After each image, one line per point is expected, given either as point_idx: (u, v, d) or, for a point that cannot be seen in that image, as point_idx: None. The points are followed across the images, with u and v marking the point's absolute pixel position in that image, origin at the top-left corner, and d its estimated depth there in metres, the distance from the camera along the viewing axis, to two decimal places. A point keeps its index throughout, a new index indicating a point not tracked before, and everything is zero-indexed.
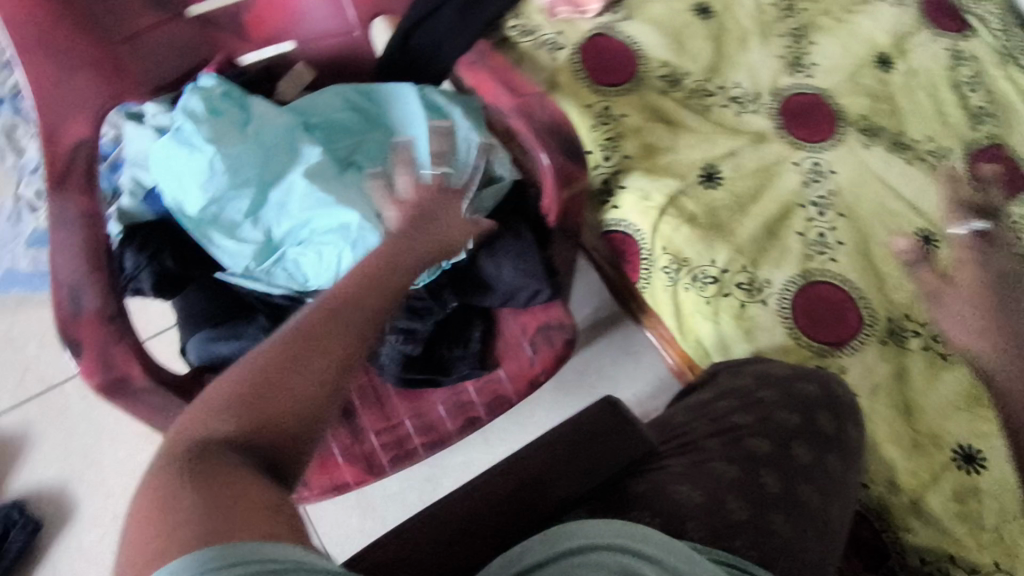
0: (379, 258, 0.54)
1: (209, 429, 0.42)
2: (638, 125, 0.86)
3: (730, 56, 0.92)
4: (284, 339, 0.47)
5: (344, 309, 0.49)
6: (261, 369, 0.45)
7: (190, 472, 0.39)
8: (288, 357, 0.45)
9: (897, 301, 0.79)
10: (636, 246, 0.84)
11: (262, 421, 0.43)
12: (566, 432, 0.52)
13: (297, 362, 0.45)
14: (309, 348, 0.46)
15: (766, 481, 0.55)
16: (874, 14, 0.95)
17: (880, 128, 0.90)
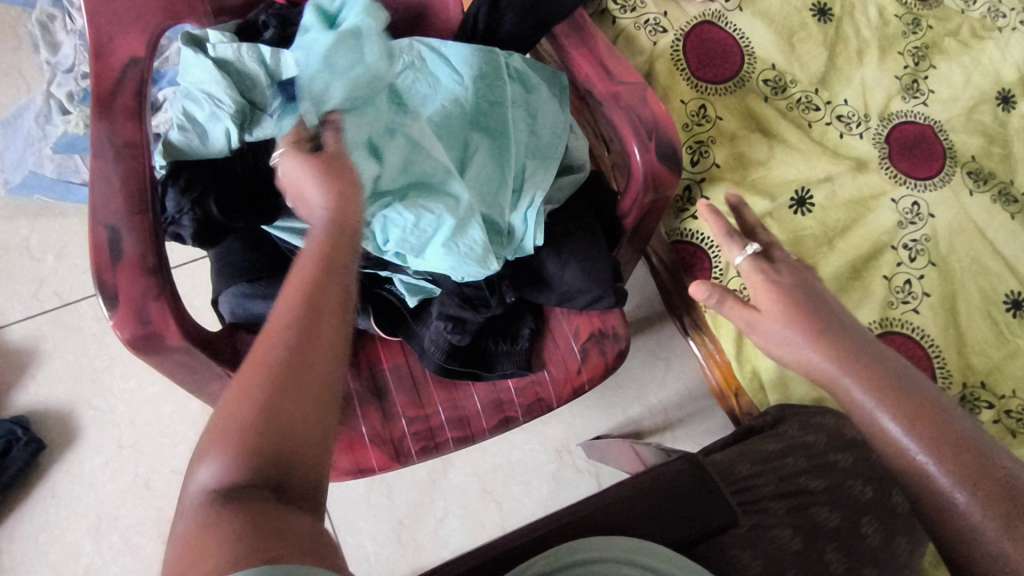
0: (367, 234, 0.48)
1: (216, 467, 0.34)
2: (731, 132, 0.81)
3: (842, 68, 0.84)
4: (277, 347, 0.38)
5: (311, 302, 0.41)
6: (264, 381, 0.37)
7: (210, 516, 0.32)
8: (288, 377, 0.37)
9: (978, 366, 0.74)
10: (707, 263, 0.79)
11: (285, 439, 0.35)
12: (652, 487, 0.50)
13: (298, 379, 0.37)
14: (301, 363, 0.38)
15: (829, 555, 0.49)
16: (1006, 45, 0.87)
17: (991, 174, 0.82)
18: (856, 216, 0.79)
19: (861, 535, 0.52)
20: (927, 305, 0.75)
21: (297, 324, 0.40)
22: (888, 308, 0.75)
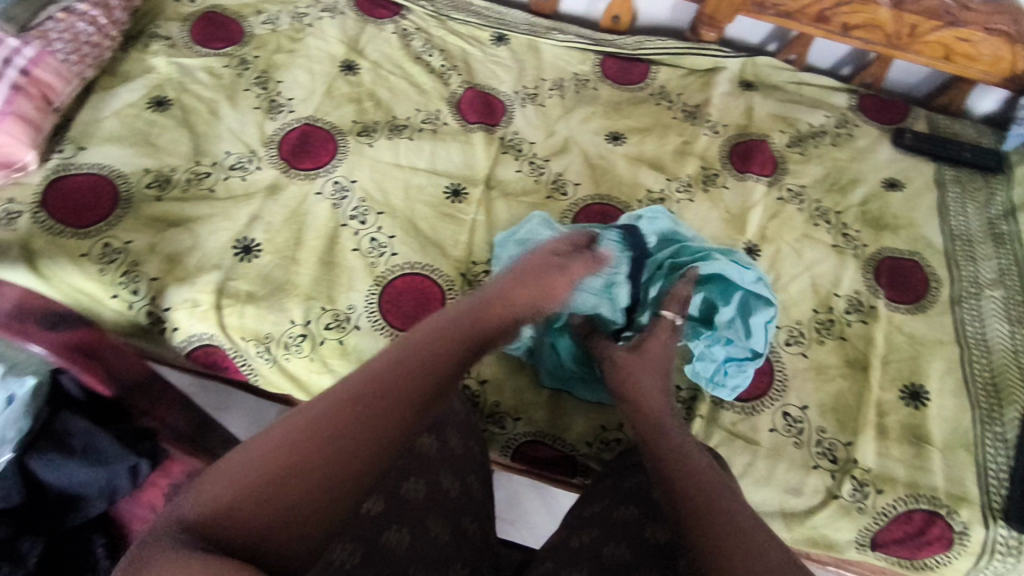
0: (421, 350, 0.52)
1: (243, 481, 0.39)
2: (147, 246, 0.80)
3: (206, 132, 0.91)
4: (341, 418, 0.43)
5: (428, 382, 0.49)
6: (274, 462, 0.40)
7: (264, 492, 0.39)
8: (285, 479, 0.39)
9: (460, 257, 0.87)
10: (222, 351, 0.79)
11: (254, 514, 0.38)
12: None
13: (308, 465, 0.40)
14: (316, 455, 0.41)
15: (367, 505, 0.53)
16: (321, 34, 1.04)
17: (374, 123, 0.96)
18: (299, 228, 0.85)
19: None
20: (398, 243, 0.86)
21: (329, 423, 0.42)
22: (373, 269, 0.84)
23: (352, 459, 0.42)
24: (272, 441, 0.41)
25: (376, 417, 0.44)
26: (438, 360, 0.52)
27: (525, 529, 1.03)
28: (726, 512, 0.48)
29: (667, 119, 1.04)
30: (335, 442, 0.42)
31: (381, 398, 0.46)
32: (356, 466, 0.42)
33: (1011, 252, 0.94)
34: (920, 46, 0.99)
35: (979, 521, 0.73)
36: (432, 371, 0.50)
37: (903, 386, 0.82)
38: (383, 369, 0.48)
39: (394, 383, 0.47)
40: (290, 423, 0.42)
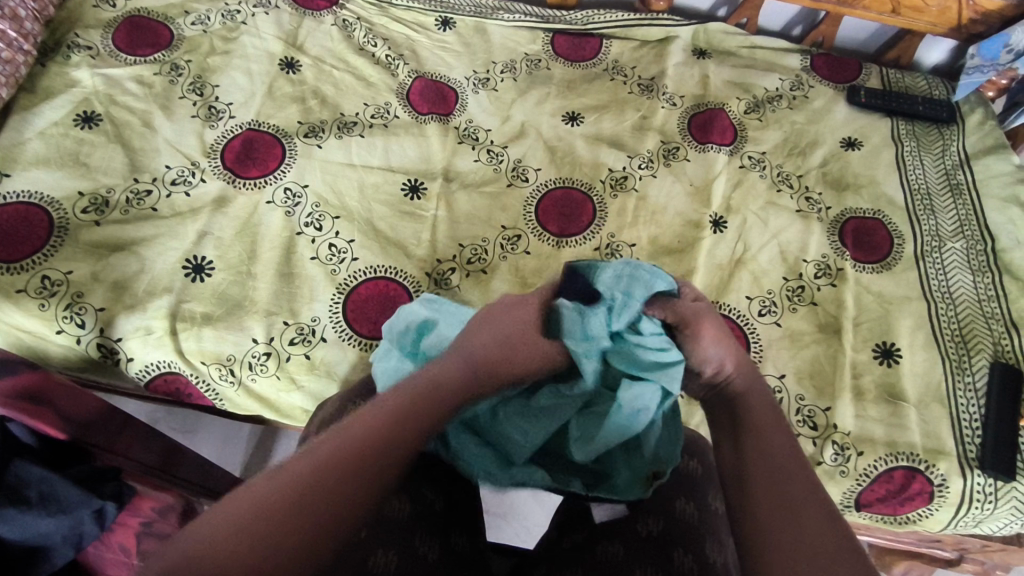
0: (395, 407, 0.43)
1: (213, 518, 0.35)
2: (90, 275, 0.75)
3: (141, 146, 0.85)
4: (352, 451, 0.38)
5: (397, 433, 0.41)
6: (271, 506, 0.35)
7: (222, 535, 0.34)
8: (271, 518, 0.34)
9: (424, 256, 0.84)
10: (183, 377, 0.76)
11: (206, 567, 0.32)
12: None
13: (268, 531, 0.34)
14: (288, 513, 0.35)
15: None
16: (256, 31, 0.99)
17: (321, 123, 0.92)
18: (252, 240, 0.81)
19: None
20: (358, 247, 0.83)
21: (328, 455, 0.38)
22: (335, 277, 0.80)
23: (350, 481, 0.37)
24: (260, 488, 0.36)
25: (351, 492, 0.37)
26: (441, 384, 0.46)
27: (517, 521, 1.02)
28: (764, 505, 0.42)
29: (624, 94, 1.02)
30: (303, 504, 0.35)
31: (364, 448, 0.39)
32: (357, 488, 0.37)
33: (969, 203, 0.95)
34: (868, 2, 1.00)
35: (956, 472, 0.74)
36: (423, 395, 0.44)
37: (876, 345, 0.83)
38: (403, 396, 0.44)
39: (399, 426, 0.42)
40: (302, 456, 0.38)
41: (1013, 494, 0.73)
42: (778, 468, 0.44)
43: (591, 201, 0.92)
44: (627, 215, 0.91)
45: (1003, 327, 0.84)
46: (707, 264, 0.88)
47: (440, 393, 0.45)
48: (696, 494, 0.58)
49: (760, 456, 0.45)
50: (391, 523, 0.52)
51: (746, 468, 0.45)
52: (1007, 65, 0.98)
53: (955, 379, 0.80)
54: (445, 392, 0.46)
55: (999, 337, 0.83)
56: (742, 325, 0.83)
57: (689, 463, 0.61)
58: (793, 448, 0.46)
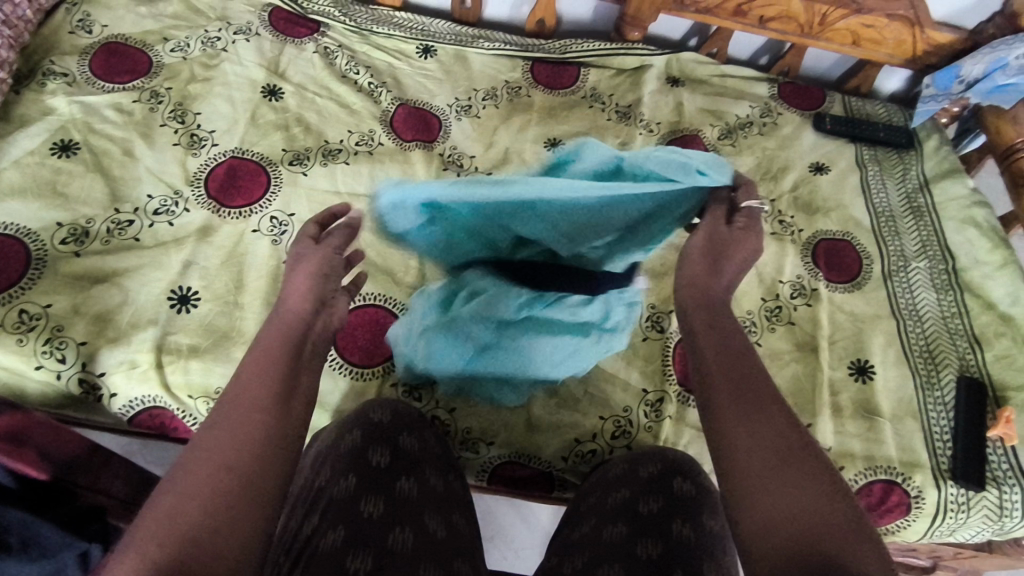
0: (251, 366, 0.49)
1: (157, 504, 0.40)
2: (70, 307, 0.73)
3: (122, 175, 0.84)
4: (225, 449, 0.43)
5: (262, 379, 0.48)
6: (189, 523, 0.38)
7: (177, 511, 0.39)
8: (220, 483, 0.41)
9: (413, 283, 0.84)
10: (169, 412, 0.74)
11: (193, 536, 0.38)
12: None
13: (219, 485, 0.41)
14: (211, 518, 0.39)
15: (354, 565, 0.50)
16: (237, 59, 0.98)
17: (306, 150, 0.92)
18: (238, 270, 0.80)
19: (366, 517, 0.55)
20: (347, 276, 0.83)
21: (201, 464, 0.42)
22: None
23: (244, 472, 0.42)
24: (163, 505, 0.39)
25: (255, 432, 0.44)
26: (270, 359, 0.50)
27: (505, 544, 1.03)
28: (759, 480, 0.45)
29: (604, 120, 1.05)
30: (218, 458, 0.42)
31: (244, 400, 0.46)
32: (253, 473, 0.42)
33: (930, 224, 1.00)
34: (829, 33, 1.06)
35: (930, 483, 0.78)
36: (265, 382, 0.48)
37: (851, 363, 0.86)
38: (242, 384, 0.48)
39: (260, 375, 0.49)
40: (183, 476, 0.41)
41: (984, 503, 0.77)
42: (769, 441, 0.47)
43: None
44: None
45: (966, 343, 0.89)
46: None
47: (279, 377, 0.49)
48: (693, 517, 0.60)
49: (748, 419, 0.49)
50: (398, 557, 0.52)
51: (732, 440, 0.48)
52: (958, 94, 1.03)
53: (926, 393, 0.84)
54: (280, 368, 0.50)
55: (963, 352, 0.88)
56: None
57: (682, 485, 0.63)
58: (752, 369, 0.52)
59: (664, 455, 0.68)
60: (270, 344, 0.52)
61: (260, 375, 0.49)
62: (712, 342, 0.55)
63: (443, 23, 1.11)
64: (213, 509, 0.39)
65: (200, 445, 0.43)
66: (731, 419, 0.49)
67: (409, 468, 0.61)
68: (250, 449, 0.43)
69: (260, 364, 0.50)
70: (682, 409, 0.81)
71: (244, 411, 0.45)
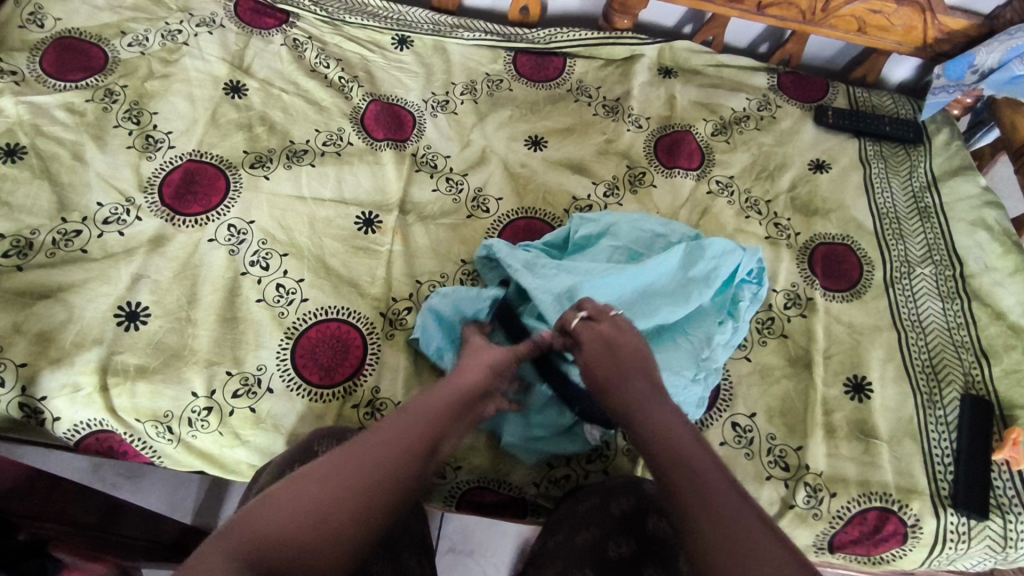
0: (432, 407, 0.52)
1: (295, 495, 0.42)
2: (10, 326, 0.69)
3: (70, 181, 0.79)
4: (365, 472, 0.44)
5: (429, 420, 0.51)
6: (310, 516, 0.41)
7: (299, 515, 0.41)
8: (349, 501, 0.43)
9: (379, 294, 0.79)
10: (117, 436, 0.70)
11: (295, 542, 0.40)
12: None
13: (349, 499, 0.43)
14: (321, 528, 0.41)
15: None
16: (198, 53, 0.93)
17: (269, 151, 0.87)
18: (192, 282, 0.76)
19: None
20: (308, 287, 0.78)
21: (341, 479, 0.43)
22: (283, 320, 0.75)
23: (363, 507, 0.43)
24: (305, 497, 0.42)
25: (406, 466, 0.46)
26: (446, 408, 0.53)
27: (485, 557, 0.98)
28: (703, 492, 0.44)
29: (590, 115, 0.99)
30: (363, 473, 0.44)
31: (415, 435, 0.49)
32: (373, 506, 0.43)
33: (937, 225, 0.94)
34: (833, 20, 0.98)
35: (929, 512, 0.72)
36: (429, 424, 0.50)
37: (847, 379, 0.81)
38: (416, 415, 0.51)
39: (435, 415, 0.52)
40: (327, 481, 0.43)
41: (987, 533, 0.72)
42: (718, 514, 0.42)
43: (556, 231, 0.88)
44: None
45: (973, 357, 0.83)
46: None
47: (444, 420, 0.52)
48: (667, 561, 0.55)
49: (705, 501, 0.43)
50: None
51: (693, 504, 0.43)
52: (971, 86, 0.96)
53: (928, 412, 0.79)
54: (449, 416, 0.52)
55: (969, 366, 0.82)
56: None
57: (657, 524, 0.58)
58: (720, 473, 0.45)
59: (640, 487, 0.63)
60: (449, 394, 0.55)
61: (433, 415, 0.51)
62: (653, 429, 0.51)
63: (420, 13, 1.05)
64: (331, 524, 0.41)
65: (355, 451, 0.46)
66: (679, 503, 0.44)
67: None
68: (393, 481, 0.45)
69: (432, 405, 0.53)
70: None
71: (408, 448, 0.47)
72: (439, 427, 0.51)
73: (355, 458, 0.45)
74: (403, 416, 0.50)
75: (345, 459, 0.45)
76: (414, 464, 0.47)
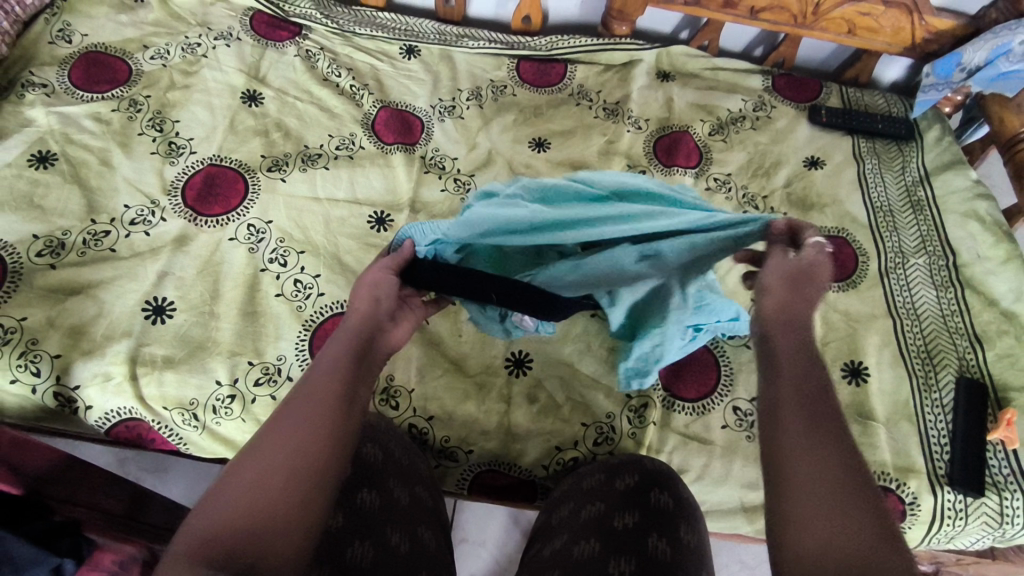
0: (331, 365, 0.50)
1: (226, 494, 0.41)
2: (44, 320, 0.73)
3: (99, 185, 0.83)
4: (283, 463, 0.43)
5: (334, 379, 0.50)
6: (249, 504, 0.41)
7: (237, 507, 0.41)
8: (288, 477, 0.43)
9: None
10: (145, 424, 0.73)
11: (248, 534, 0.40)
12: None
13: (286, 475, 0.43)
14: (268, 510, 0.41)
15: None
16: (217, 64, 0.98)
17: (285, 156, 0.91)
18: (214, 279, 0.80)
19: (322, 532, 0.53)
20: (324, 282, 0.82)
21: (264, 480, 0.42)
22: (300, 313, 0.79)
23: (298, 479, 0.43)
24: (237, 488, 0.42)
25: (332, 430, 0.46)
26: (342, 360, 0.51)
27: (496, 547, 1.00)
28: (812, 456, 0.43)
29: (591, 118, 1.03)
30: (290, 449, 0.44)
31: (325, 394, 0.48)
32: (307, 476, 0.43)
33: (930, 218, 0.97)
34: (823, 23, 1.02)
35: (926, 490, 0.75)
36: (336, 380, 0.50)
37: (845, 364, 0.83)
38: (320, 381, 0.49)
39: (337, 371, 0.50)
40: (255, 469, 0.43)
41: (984, 509, 0.74)
42: (822, 483, 0.42)
43: None
44: None
45: (967, 342, 0.85)
46: None
47: (350, 382, 0.50)
48: (668, 529, 0.58)
49: (814, 459, 0.43)
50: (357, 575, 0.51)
51: (795, 462, 0.43)
52: (960, 83, 0.99)
53: (923, 395, 0.81)
54: (350, 366, 0.51)
55: (963, 351, 0.84)
56: (714, 349, 0.83)
57: (658, 497, 0.62)
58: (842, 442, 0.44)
59: (642, 465, 0.66)
60: (341, 346, 0.53)
61: (333, 370, 0.50)
62: (791, 368, 0.48)
63: (426, 24, 1.10)
64: (276, 507, 0.41)
65: (273, 435, 0.45)
66: (794, 449, 0.44)
67: (372, 480, 0.60)
68: (321, 446, 0.45)
69: (329, 361, 0.51)
70: (666, 414, 0.78)
71: (325, 411, 0.47)
72: (348, 381, 0.50)
73: (276, 441, 0.44)
74: (309, 382, 0.49)
75: (267, 446, 0.44)
76: (333, 422, 0.46)
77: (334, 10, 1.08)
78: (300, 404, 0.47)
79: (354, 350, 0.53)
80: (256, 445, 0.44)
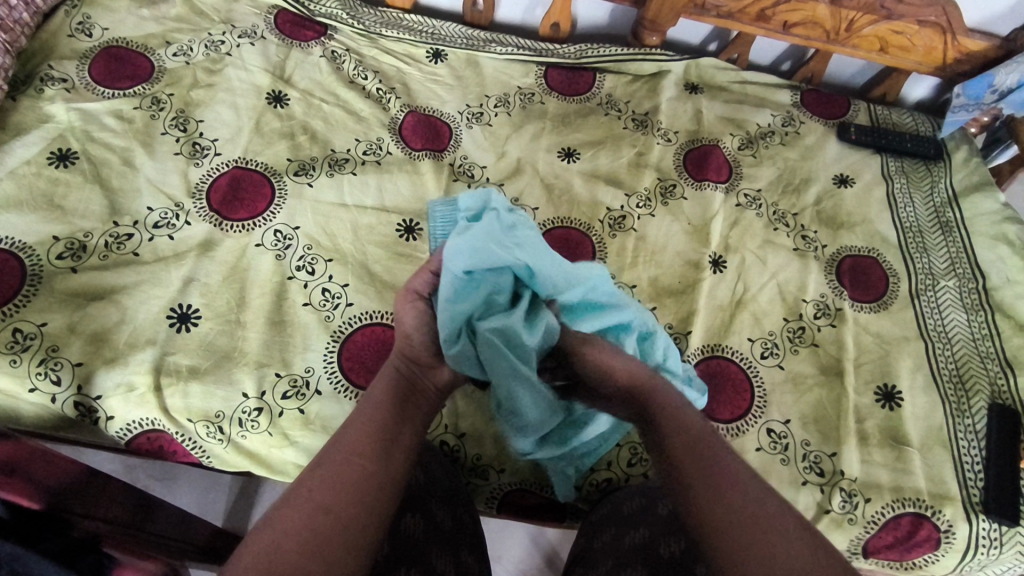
0: (371, 420, 0.52)
1: (265, 540, 0.42)
2: (65, 326, 0.71)
3: (121, 186, 0.81)
4: (306, 512, 0.43)
5: (371, 432, 0.50)
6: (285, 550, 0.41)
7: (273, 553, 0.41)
8: (323, 525, 0.43)
9: None
10: (168, 435, 0.71)
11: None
12: None
13: (324, 524, 0.43)
14: (302, 556, 0.41)
15: None
16: (241, 63, 0.95)
17: (312, 159, 0.89)
18: (240, 286, 0.77)
19: None
20: (353, 292, 0.80)
21: (288, 532, 0.42)
22: (329, 323, 0.77)
23: (331, 529, 0.43)
24: (264, 539, 0.42)
25: (368, 483, 0.46)
26: (381, 411, 0.53)
27: (515, 565, 0.99)
28: (720, 497, 0.47)
29: (621, 129, 1.02)
30: (328, 502, 0.44)
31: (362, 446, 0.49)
32: (337, 526, 0.43)
33: (959, 239, 0.96)
34: (856, 40, 1.01)
35: (962, 518, 0.74)
36: (374, 431, 0.51)
37: (878, 388, 0.83)
38: (353, 430, 0.50)
39: (375, 424, 0.51)
40: (294, 515, 0.43)
41: (1018, 539, 0.74)
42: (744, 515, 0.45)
43: (592, 241, 0.90)
44: (627, 254, 0.90)
45: (998, 367, 0.85)
46: (710, 306, 0.87)
47: (381, 428, 0.51)
48: None
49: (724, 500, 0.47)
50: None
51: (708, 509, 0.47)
52: (990, 104, 0.99)
53: (956, 420, 0.80)
54: (388, 417, 0.52)
55: (995, 376, 0.84)
56: (746, 369, 0.82)
57: None
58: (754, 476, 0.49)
59: None
60: (378, 400, 0.54)
61: (370, 424, 0.51)
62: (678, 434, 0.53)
63: (453, 27, 1.08)
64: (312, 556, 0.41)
65: (308, 485, 0.45)
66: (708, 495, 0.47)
67: (415, 503, 0.58)
68: (359, 501, 0.45)
69: (368, 414, 0.52)
70: None
71: (361, 463, 0.47)
72: (388, 434, 0.51)
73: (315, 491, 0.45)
74: (348, 436, 0.50)
75: (301, 497, 0.44)
76: (372, 475, 0.47)
77: (359, 10, 1.06)
78: (340, 455, 0.48)
79: (390, 404, 0.54)
80: (292, 496, 0.45)
